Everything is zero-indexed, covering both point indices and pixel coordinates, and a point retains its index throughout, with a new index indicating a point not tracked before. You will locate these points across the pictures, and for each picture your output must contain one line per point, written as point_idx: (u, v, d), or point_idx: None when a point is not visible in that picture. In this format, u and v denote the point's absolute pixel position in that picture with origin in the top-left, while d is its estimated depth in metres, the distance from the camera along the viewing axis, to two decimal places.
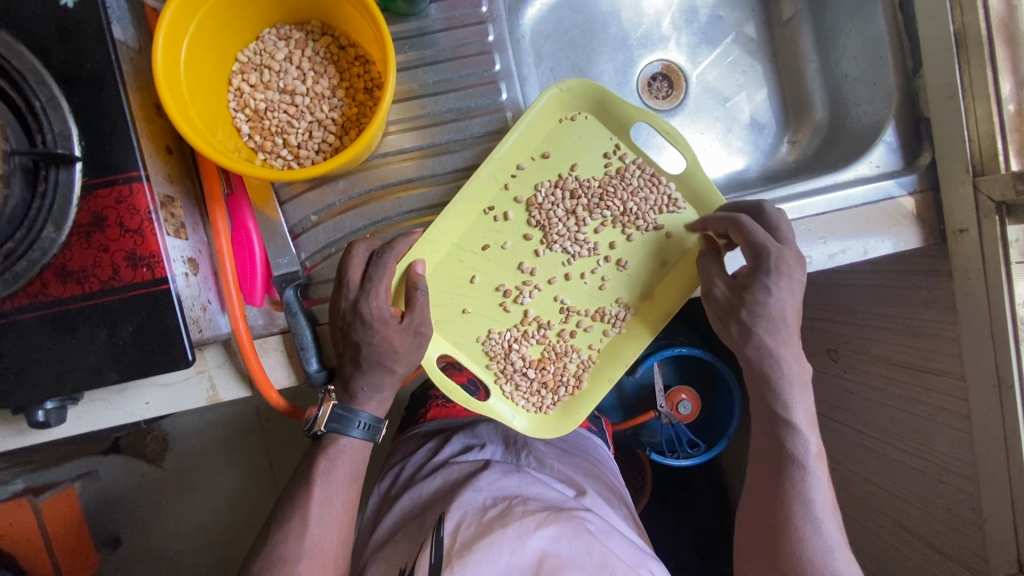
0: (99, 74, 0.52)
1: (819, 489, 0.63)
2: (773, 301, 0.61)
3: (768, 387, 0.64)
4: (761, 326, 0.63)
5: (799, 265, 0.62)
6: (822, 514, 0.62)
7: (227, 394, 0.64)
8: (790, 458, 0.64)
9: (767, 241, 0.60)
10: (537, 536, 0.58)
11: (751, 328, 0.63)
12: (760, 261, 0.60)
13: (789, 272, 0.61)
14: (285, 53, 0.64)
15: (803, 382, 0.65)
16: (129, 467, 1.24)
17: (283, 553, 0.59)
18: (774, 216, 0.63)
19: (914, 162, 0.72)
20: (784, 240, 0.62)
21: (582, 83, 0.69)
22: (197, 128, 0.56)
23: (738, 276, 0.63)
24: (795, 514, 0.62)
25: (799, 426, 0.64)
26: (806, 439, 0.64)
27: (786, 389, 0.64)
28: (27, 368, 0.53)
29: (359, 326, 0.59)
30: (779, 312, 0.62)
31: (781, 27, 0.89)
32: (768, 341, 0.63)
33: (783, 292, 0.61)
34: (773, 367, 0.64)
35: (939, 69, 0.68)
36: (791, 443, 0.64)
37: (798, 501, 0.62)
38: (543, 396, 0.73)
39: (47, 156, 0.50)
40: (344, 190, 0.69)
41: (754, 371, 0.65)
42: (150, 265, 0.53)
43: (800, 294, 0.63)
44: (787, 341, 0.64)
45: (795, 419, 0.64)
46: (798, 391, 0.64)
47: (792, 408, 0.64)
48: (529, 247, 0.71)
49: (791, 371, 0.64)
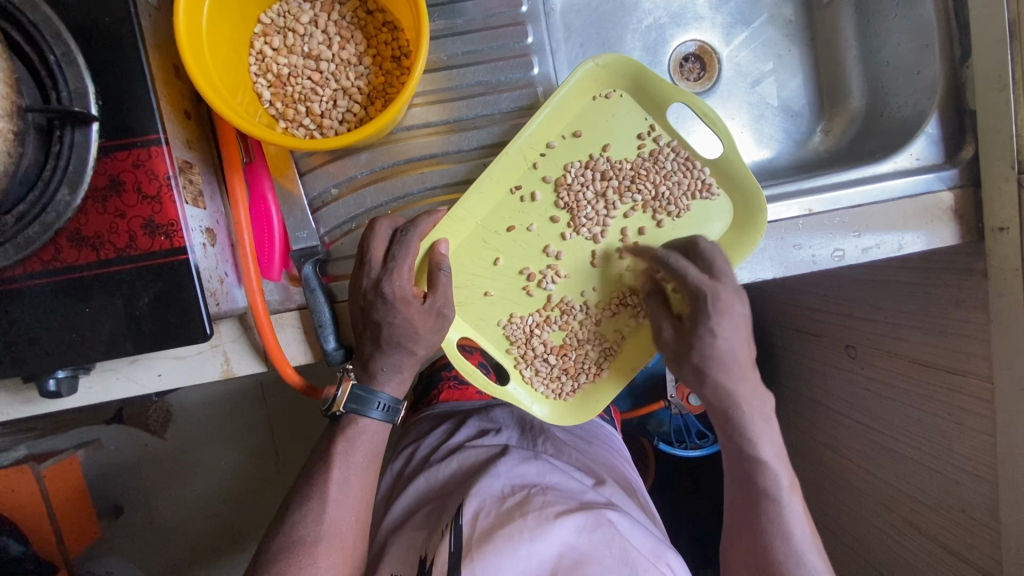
0: (118, 29, 0.49)
1: (798, 520, 0.60)
2: (720, 342, 0.58)
3: (731, 425, 0.61)
4: (716, 369, 0.59)
5: (739, 297, 0.59)
6: (805, 546, 0.60)
7: (241, 368, 0.62)
8: (761, 493, 0.61)
9: (703, 282, 0.58)
10: (557, 527, 0.57)
11: (704, 372, 0.59)
12: (697, 306, 0.58)
13: (730, 309, 0.58)
14: (310, 16, 0.61)
15: (767, 413, 0.62)
16: (132, 437, 1.23)
17: (301, 534, 0.58)
18: (709, 249, 0.62)
19: (956, 156, 0.69)
20: (721, 273, 0.60)
21: (618, 60, 0.67)
22: (218, 91, 0.53)
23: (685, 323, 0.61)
24: (778, 550, 0.60)
25: (767, 460, 0.60)
26: (777, 474, 0.61)
27: (751, 426, 0.60)
28: (40, 336, 0.51)
29: (380, 306, 0.57)
30: (729, 354, 0.59)
31: (821, 10, 0.85)
32: (726, 381, 0.59)
33: (725, 334, 0.58)
34: (742, 407, 0.60)
35: (990, 59, 0.65)
36: (763, 480, 0.61)
37: (778, 536, 0.60)
38: (562, 383, 0.72)
39: (63, 114, 0.47)
40: (366, 163, 0.67)
41: (715, 409, 0.62)
42: (169, 233, 0.51)
43: (746, 327, 0.60)
44: (744, 379, 0.60)
45: (761, 455, 0.60)
46: (766, 425, 0.61)
47: (758, 446, 0.61)
48: (556, 230, 0.68)
49: (753, 407, 0.60)
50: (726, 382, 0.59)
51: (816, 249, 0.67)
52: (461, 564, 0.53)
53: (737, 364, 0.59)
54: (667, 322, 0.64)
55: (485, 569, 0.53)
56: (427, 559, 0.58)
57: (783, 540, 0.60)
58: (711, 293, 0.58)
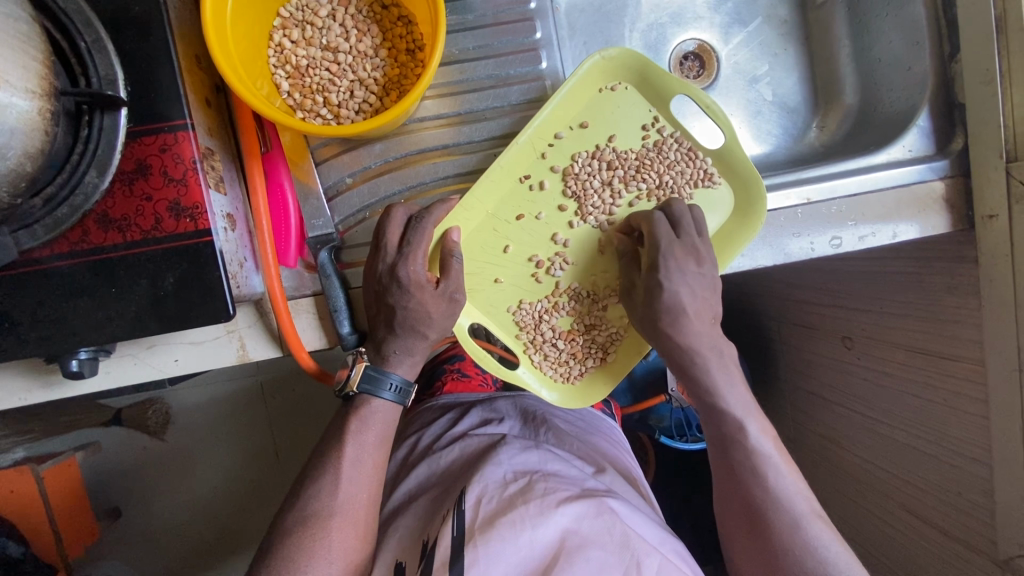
0: (148, 17, 0.51)
1: (774, 464, 0.62)
2: (669, 294, 0.63)
3: (690, 376, 0.65)
4: (670, 319, 0.64)
5: (693, 256, 0.64)
6: (784, 490, 0.61)
7: (257, 353, 0.64)
8: (733, 440, 0.63)
9: (666, 237, 0.63)
10: (559, 513, 0.58)
11: (656, 324, 0.64)
12: (652, 255, 0.63)
13: (679, 264, 0.63)
14: (328, 10, 0.63)
15: (728, 365, 0.66)
16: (129, 439, 1.24)
17: (316, 508, 0.59)
18: (677, 211, 0.66)
19: (946, 147, 0.72)
20: (681, 234, 0.64)
21: (623, 53, 0.69)
22: (241, 78, 0.55)
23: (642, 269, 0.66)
24: (755, 490, 0.61)
25: (731, 406, 0.64)
26: (743, 421, 0.64)
27: (713, 375, 0.65)
28: (67, 314, 0.52)
29: (395, 290, 0.59)
30: (683, 305, 0.63)
31: (815, 11, 0.88)
32: (678, 333, 0.64)
33: (674, 283, 0.63)
34: (700, 359, 0.64)
35: (979, 53, 0.67)
36: (731, 431, 0.64)
37: (755, 479, 0.61)
38: (570, 367, 0.74)
39: (95, 98, 0.49)
40: (380, 153, 0.69)
41: (674, 365, 0.66)
42: (194, 216, 0.52)
43: (706, 288, 0.64)
44: (703, 335, 0.65)
45: (727, 403, 0.64)
46: (728, 375, 0.65)
47: (720, 395, 0.64)
48: (564, 218, 0.70)
49: (708, 358, 0.65)
50: (678, 334, 0.64)
51: (814, 237, 0.69)
52: (464, 547, 0.54)
53: (689, 316, 0.64)
54: (628, 270, 0.68)
55: (487, 552, 0.54)
56: (429, 543, 0.58)
57: (760, 483, 0.61)
58: (664, 248, 0.63)
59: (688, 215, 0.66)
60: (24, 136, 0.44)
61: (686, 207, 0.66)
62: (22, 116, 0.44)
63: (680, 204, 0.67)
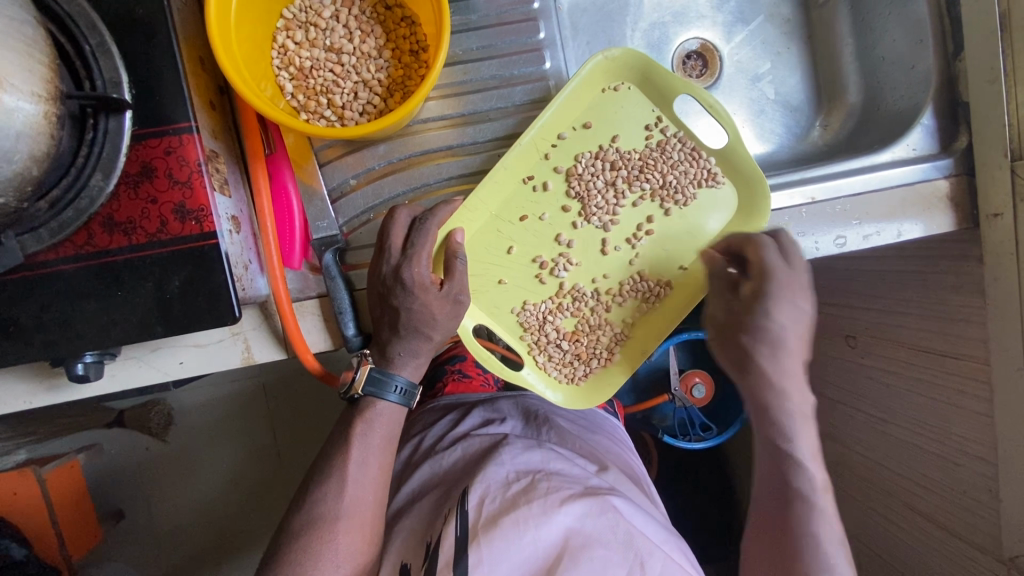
0: (153, 19, 0.51)
1: (830, 527, 0.56)
2: (773, 326, 0.60)
3: (767, 416, 0.61)
4: (761, 352, 0.60)
5: (800, 291, 0.61)
6: (833, 557, 0.55)
7: (262, 356, 0.63)
8: (794, 491, 0.58)
9: (776, 264, 0.61)
10: (562, 512, 0.58)
11: (749, 355, 0.61)
12: (762, 284, 0.61)
13: (788, 298, 0.60)
14: (331, 11, 0.63)
15: (807, 413, 0.61)
16: (134, 440, 1.24)
17: (322, 511, 0.59)
18: (786, 243, 0.63)
19: (950, 145, 0.72)
20: (792, 265, 0.62)
21: (626, 53, 0.69)
22: (246, 80, 0.55)
23: (742, 296, 0.63)
24: (802, 549, 0.55)
25: (801, 453, 0.60)
26: (808, 471, 0.59)
27: (791, 419, 0.60)
28: (72, 318, 0.52)
29: (399, 292, 0.59)
30: (780, 341, 0.60)
31: (818, 10, 0.88)
32: (767, 365, 0.60)
33: (779, 315, 0.60)
34: (782, 396, 0.60)
35: (983, 51, 0.67)
36: (797, 483, 0.59)
37: (805, 539, 0.56)
38: (574, 368, 0.74)
39: (100, 101, 0.49)
40: (383, 154, 0.69)
41: (752, 402, 0.62)
42: (199, 219, 0.52)
43: (804, 323, 0.61)
44: (788, 373, 0.60)
45: (797, 450, 0.60)
46: (804, 424, 0.61)
47: (795, 439, 0.60)
48: (567, 219, 0.70)
49: (793, 401, 0.60)
50: (767, 368, 0.60)
51: (819, 237, 0.69)
52: (468, 548, 0.54)
53: (782, 350, 0.60)
54: (720, 297, 0.65)
55: (490, 553, 0.54)
56: (432, 543, 0.59)
57: (807, 543, 0.55)
58: (776, 279, 0.60)
59: (792, 247, 0.63)
60: (30, 140, 0.44)
61: (790, 236, 0.64)
62: (28, 119, 0.43)
63: (783, 233, 0.64)
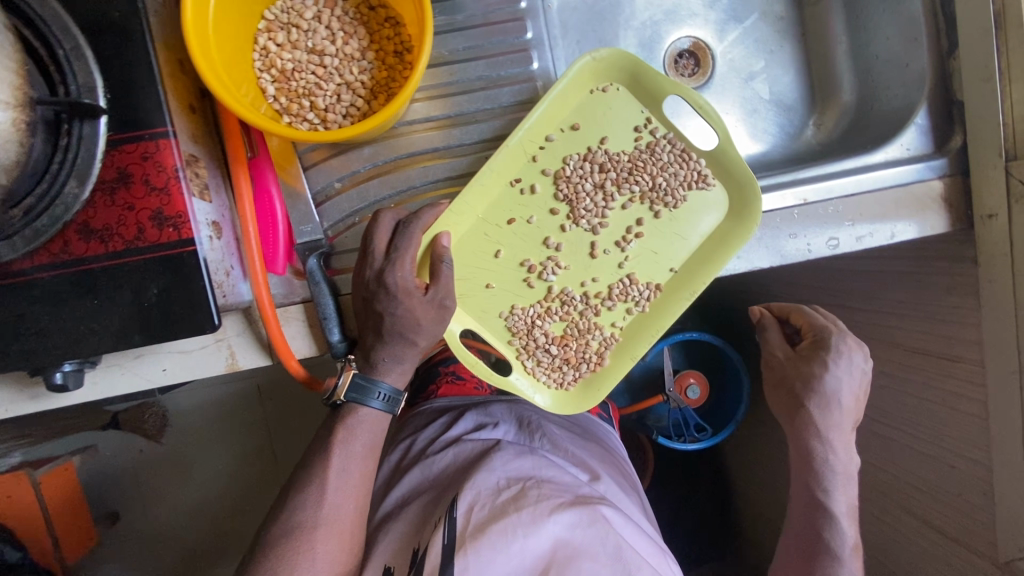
0: (126, 21, 0.50)
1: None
2: (833, 375, 0.77)
3: (808, 463, 0.79)
4: (812, 404, 0.78)
5: (860, 350, 0.79)
6: None
7: (246, 362, 0.63)
8: (824, 544, 0.75)
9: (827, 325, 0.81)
10: (552, 521, 0.57)
11: (799, 401, 0.80)
12: (822, 339, 0.80)
13: (850, 350, 0.78)
14: (313, 12, 0.62)
15: (847, 476, 0.79)
16: (129, 442, 1.22)
17: (300, 519, 0.59)
18: (829, 316, 0.84)
19: (944, 145, 0.71)
20: (842, 329, 0.81)
21: (614, 53, 0.68)
22: (224, 84, 0.54)
23: (799, 350, 0.82)
24: None
25: (836, 511, 0.76)
26: (842, 529, 0.75)
27: (835, 480, 0.78)
28: (48, 327, 0.51)
29: (383, 297, 0.58)
30: (842, 397, 0.77)
31: (812, 7, 0.87)
32: (814, 418, 0.78)
33: (838, 365, 0.77)
34: (818, 446, 0.78)
35: (978, 50, 0.66)
36: (828, 534, 0.75)
37: None
38: (564, 373, 0.73)
39: (72, 106, 0.48)
40: (369, 157, 0.68)
41: (799, 452, 0.80)
42: (177, 226, 0.51)
43: (861, 378, 0.78)
44: (837, 427, 0.78)
45: (834, 508, 0.77)
46: (844, 486, 0.78)
47: (831, 496, 0.77)
48: (555, 222, 0.69)
49: (836, 458, 0.78)
50: (818, 420, 0.78)
51: (811, 238, 0.68)
52: (454, 556, 0.53)
53: (834, 404, 0.78)
54: (779, 348, 0.84)
55: (478, 561, 0.53)
56: (419, 550, 0.58)
57: None
58: (836, 335, 0.79)
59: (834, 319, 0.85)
60: None
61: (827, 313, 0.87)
62: None
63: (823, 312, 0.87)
